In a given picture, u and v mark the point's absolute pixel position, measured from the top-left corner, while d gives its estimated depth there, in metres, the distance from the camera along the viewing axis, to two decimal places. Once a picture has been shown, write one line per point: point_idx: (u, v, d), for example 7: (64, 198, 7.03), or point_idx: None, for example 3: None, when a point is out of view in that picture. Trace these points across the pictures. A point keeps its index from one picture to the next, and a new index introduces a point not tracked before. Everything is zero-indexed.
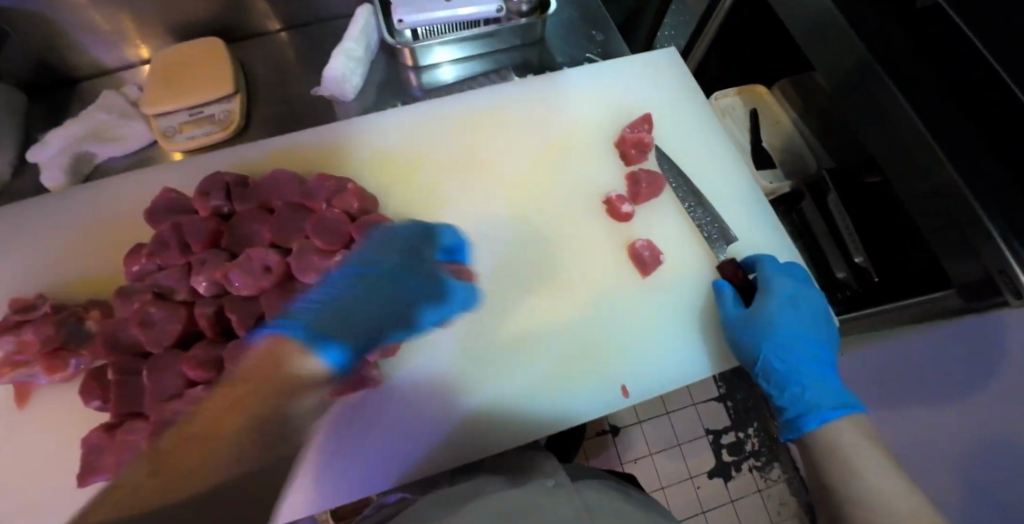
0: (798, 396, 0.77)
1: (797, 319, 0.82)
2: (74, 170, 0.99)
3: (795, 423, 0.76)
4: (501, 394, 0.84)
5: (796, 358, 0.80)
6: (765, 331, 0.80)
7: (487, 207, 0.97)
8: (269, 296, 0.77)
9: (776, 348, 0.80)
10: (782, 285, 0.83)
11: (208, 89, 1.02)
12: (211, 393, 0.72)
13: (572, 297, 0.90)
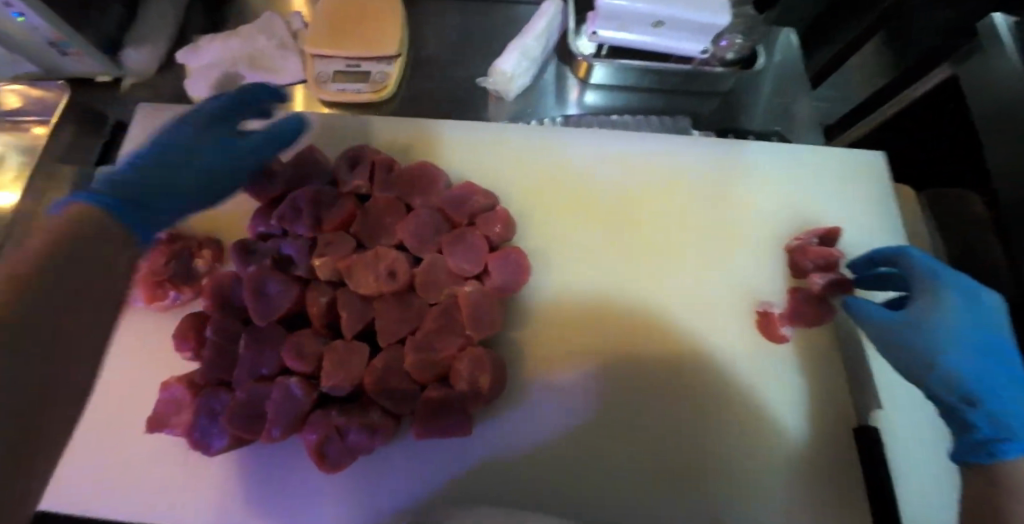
0: (993, 410, 0.56)
1: (973, 326, 0.63)
2: (221, 87, 0.97)
3: (990, 447, 0.53)
4: (556, 502, 0.68)
5: (983, 366, 0.60)
6: (935, 333, 0.62)
7: (618, 272, 0.81)
8: (385, 303, 0.71)
9: (948, 348, 0.61)
10: (951, 281, 0.65)
11: (373, 45, 0.95)
12: (303, 389, 0.67)
13: (682, 417, 0.73)
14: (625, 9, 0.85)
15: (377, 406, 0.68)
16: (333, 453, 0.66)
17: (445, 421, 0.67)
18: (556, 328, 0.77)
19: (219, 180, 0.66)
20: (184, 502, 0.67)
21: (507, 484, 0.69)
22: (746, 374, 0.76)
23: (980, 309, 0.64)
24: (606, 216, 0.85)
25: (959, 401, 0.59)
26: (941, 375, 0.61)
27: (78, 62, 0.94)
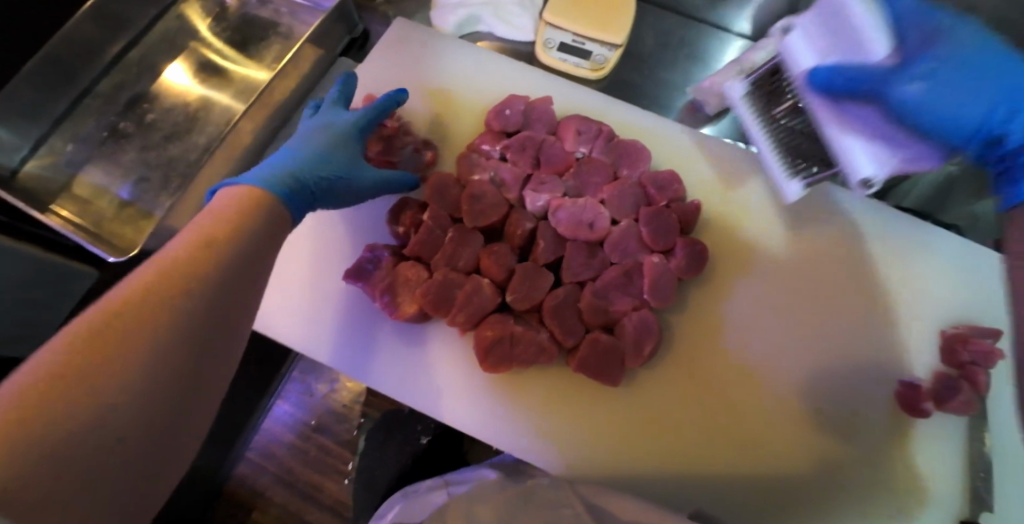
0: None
1: (976, 43, 0.55)
2: (460, 25, 1.09)
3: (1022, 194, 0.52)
4: (656, 471, 0.76)
5: (971, 96, 0.54)
6: (918, 95, 0.54)
7: (781, 306, 0.84)
8: (577, 247, 0.78)
9: (960, 97, 0.54)
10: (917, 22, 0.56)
11: (604, 32, 1.03)
12: (490, 291, 0.75)
13: (789, 445, 0.78)
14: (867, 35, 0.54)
15: (548, 329, 0.75)
16: (496, 355, 0.73)
17: (604, 364, 0.73)
18: (708, 335, 0.81)
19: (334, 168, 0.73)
20: (361, 355, 0.77)
21: (626, 445, 0.76)
22: (864, 434, 0.79)
23: (981, 44, 0.55)
24: (783, 249, 0.88)
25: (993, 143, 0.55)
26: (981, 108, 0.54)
27: None
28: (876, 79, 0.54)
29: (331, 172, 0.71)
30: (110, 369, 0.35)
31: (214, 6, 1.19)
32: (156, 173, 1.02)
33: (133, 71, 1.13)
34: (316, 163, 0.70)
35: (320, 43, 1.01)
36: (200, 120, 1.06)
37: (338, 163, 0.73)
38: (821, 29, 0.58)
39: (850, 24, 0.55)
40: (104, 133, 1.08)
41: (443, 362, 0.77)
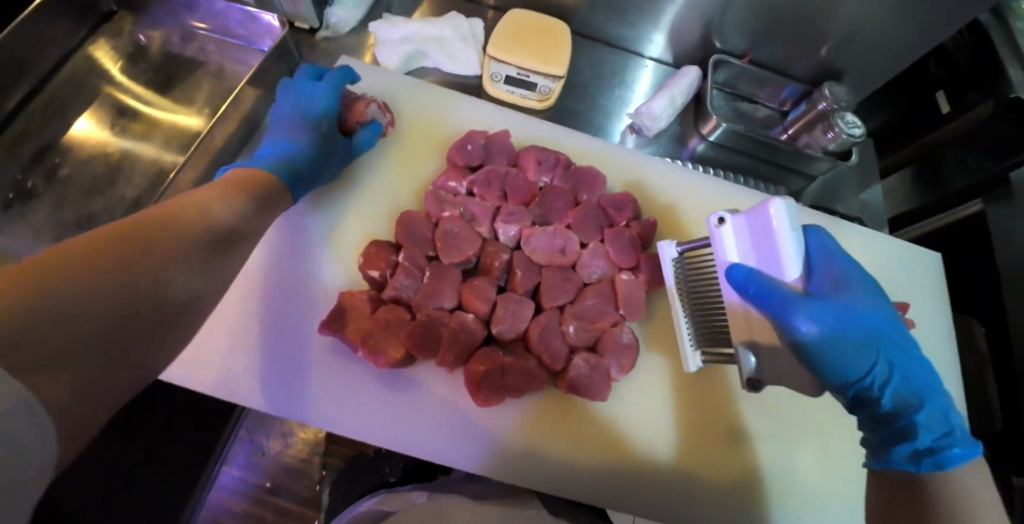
0: (920, 413, 0.57)
1: (867, 305, 0.60)
2: (405, 61, 1.11)
3: (930, 455, 0.54)
4: (643, 476, 0.79)
5: (868, 346, 0.58)
6: (809, 338, 0.53)
7: None
8: (552, 272, 0.82)
9: (842, 353, 0.55)
10: (831, 265, 0.60)
11: (547, 63, 1.09)
12: (475, 325, 0.76)
13: (755, 433, 0.85)
14: (793, 249, 0.53)
15: (535, 355, 0.77)
16: (488, 387, 0.73)
17: (592, 383, 0.76)
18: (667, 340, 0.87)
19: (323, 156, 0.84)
20: (338, 406, 0.76)
21: (611, 456, 0.79)
22: (813, 411, 0.88)
23: (875, 297, 0.62)
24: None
25: (864, 397, 0.61)
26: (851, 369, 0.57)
27: (290, 7, 1.03)
28: (784, 306, 0.53)
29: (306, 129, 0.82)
30: (64, 277, 0.38)
31: (132, 45, 1.10)
32: (77, 233, 0.91)
33: (37, 120, 1.02)
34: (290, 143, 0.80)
35: (259, 84, 0.96)
36: (126, 170, 0.97)
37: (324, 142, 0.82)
38: (753, 235, 0.55)
39: (775, 239, 0.53)
40: (5, 191, 0.95)
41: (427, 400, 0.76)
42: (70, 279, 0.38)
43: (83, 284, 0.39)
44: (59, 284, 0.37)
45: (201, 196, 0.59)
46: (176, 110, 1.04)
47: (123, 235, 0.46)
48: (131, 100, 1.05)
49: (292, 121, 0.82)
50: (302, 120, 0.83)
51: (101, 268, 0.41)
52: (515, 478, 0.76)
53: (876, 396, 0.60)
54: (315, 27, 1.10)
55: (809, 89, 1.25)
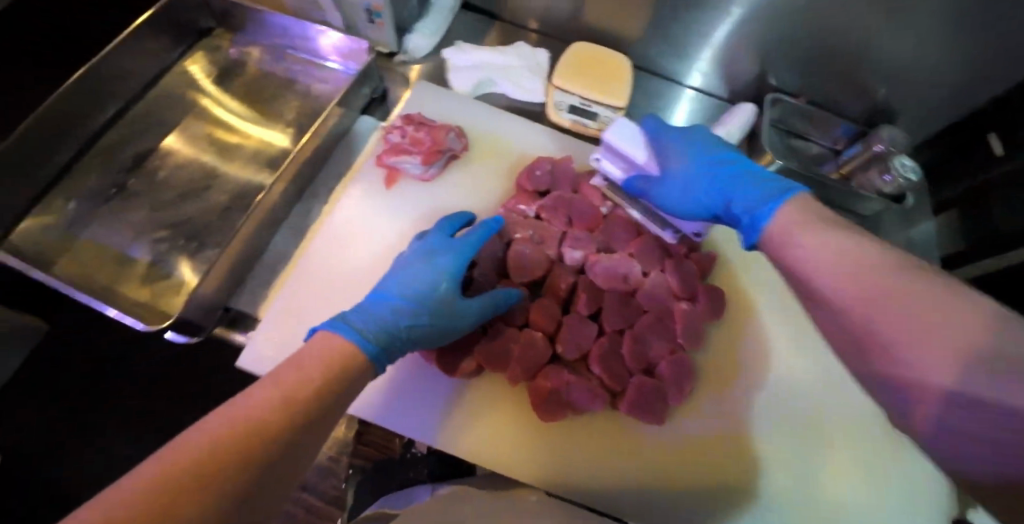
0: (737, 208, 0.73)
1: (693, 159, 0.81)
2: (475, 86, 1.19)
3: (753, 227, 0.69)
4: (691, 506, 0.81)
5: (705, 184, 0.79)
6: (653, 197, 0.85)
7: (787, 343, 0.93)
8: (614, 297, 0.85)
9: (682, 193, 0.82)
10: (663, 140, 0.85)
11: (609, 94, 1.13)
12: (542, 343, 0.80)
13: (803, 472, 0.85)
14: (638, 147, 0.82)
15: (596, 377, 0.81)
16: (552, 403, 0.77)
17: (650, 408, 0.79)
18: (713, 371, 0.90)
19: (435, 321, 0.73)
20: (396, 409, 0.79)
21: (662, 484, 0.81)
22: (862, 454, 0.88)
23: (698, 143, 0.83)
24: (771, 290, 0.96)
25: (727, 221, 0.78)
26: (698, 202, 0.80)
27: (375, 32, 1.13)
28: (647, 182, 0.84)
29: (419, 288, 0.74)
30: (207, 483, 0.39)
31: (224, 60, 1.19)
32: (172, 233, 0.99)
33: (139, 125, 1.11)
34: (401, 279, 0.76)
35: (345, 104, 1.04)
36: (217, 176, 1.06)
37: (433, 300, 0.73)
38: (611, 155, 0.84)
39: (617, 147, 0.83)
40: (109, 190, 1.04)
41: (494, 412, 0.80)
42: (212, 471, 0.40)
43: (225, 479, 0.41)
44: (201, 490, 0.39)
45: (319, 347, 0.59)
46: (261, 120, 1.12)
47: (268, 415, 0.47)
48: (221, 110, 1.14)
49: (431, 292, 0.74)
50: (429, 263, 0.78)
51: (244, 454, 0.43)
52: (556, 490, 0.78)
53: (736, 217, 0.74)
54: (392, 51, 1.19)
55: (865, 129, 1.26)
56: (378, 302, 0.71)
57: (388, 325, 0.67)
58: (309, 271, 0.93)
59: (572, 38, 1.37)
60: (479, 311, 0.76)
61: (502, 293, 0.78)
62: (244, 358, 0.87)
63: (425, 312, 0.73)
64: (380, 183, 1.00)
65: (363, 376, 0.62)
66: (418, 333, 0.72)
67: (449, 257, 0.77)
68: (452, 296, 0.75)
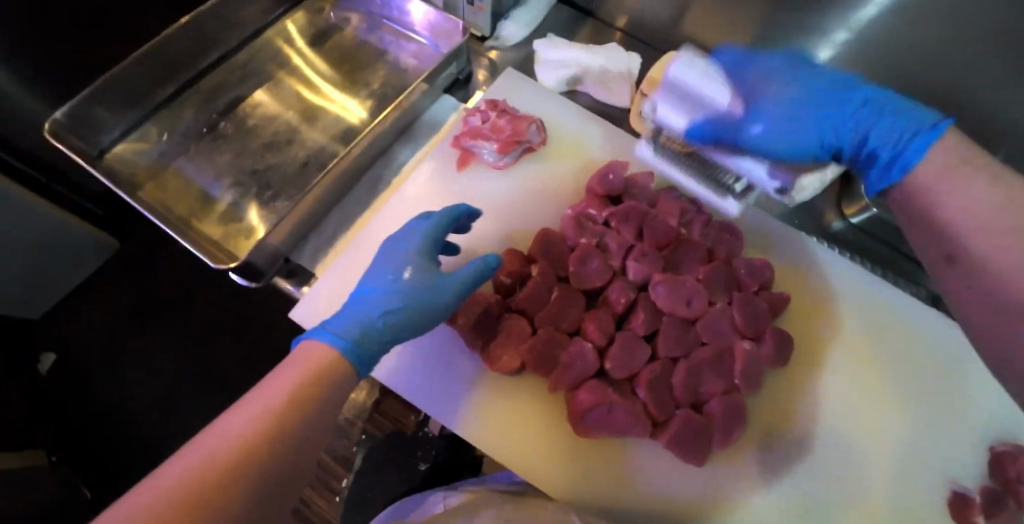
0: (872, 142, 0.70)
1: (821, 82, 0.77)
2: (562, 82, 1.16)
3: (894, 165, 0.65)
4: None
5: (823, 116, 0.75)
6: (757, 135, 0.77)
7: (850, 406, 0.85)
8: (672, 322, 0.81)
9: (785, 134, 0.76)
10: (756, 69, 0.81)
11: None
12: (591, 355, 0.77)
13: None
14: (709, 82, 0.78)
15: (641, 402, 0.77)
16: (590, 419, 0.74)
17: (692, 445, 0.74)
18: (773, 422, 0.84)
19: (415, 304, 0.72)
20: (432, 389, 0.80)
21: None
22: None
23: (806, 75, 0.78)
24: (842, 347, 0.89)
25: (836, 152, 0.78)
26: (796, 136, 0.76)
27: (471, 13, 1.13)
28: (732, 128, 0.77)
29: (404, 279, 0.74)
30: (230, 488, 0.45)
31: (324, 23, 1.22)
32: (249, 179, 1.03)
33: (237, 72, 1.16)
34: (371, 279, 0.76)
35: (431, 82, 1.03)
36: (299, 133, 1.08)
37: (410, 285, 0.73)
38: (675, 101, 0.80)
39: (691, 89, 0.78)
40: (200, 128, 1.09)
41: (513, 409, 0.79)
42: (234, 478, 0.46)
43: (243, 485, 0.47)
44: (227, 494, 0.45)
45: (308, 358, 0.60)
46: (347, 85, 1.14)
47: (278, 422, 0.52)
48: (314, 71, 1.16)
49: (412, 279, 0.74)
50: (408, 255, 0.77)
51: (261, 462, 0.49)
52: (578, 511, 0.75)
53: (843, 150, 0.76)
54: (484, 36, 1.19)
55: None
56: (358, 305, 0.71)
57: (362, 324, 0.68)
58: (372, 239, 0.94)
59: (668, 48, 1.31)
60: (458, 284, 0.75)
61: (484, 259, 0.76)
62: (297, 311, 0.89)
63: (401, 297, 0.72)
64: (452, 163, 1.00)
65: (340, 369, 0.61)
66: (399, 321, 0.71)
67: (412, 242, 0.78)
68: (426, 276, 0.74)
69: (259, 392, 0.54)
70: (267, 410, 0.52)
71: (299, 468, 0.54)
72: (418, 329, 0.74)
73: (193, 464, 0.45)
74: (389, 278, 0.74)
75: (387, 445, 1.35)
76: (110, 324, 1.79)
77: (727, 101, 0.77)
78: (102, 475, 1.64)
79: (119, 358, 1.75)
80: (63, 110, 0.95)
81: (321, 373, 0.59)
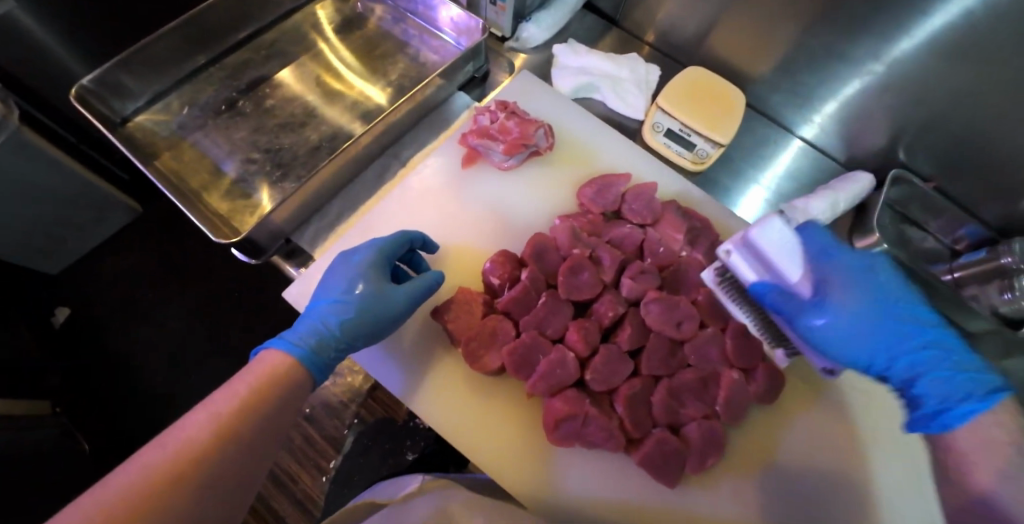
0: (920, 388, 0.63)
1: (871, 298, 0.67)
2: (579, 89, 1.16)
3: (938, 418, 0.60)
4: None
5: (884, 339, 0.66)
6: (832, 329, 0.66)
7: (836, 446, 0.83)
8: (660, 340, 0.80)
9: (852, 340, 0.66)
10: (837, 262, 0.68)
11: (714, 126, 1.05)
12: (573, 365, 0.76)
13: None
14: (789, 257, 0.59)
15: (619, 417, 0.77)
16: (565, 429, 0.74)
17: (665, 467, 0.74)
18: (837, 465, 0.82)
19: (367, 315, 0.77)
20: (413, 378, 0.81)
21: None
22: None
23: (876, 283, 0.68)
24: (838, 384, 0.86)
25: (883, 376, 0.69)
26: (858, 355, 0.67)
27: (494, 13, 1.13)
28: (795, 308, 0.64)
29: (357, 291, 0.78)
30: (177, 484, 0.53)
31: (350, 12, 1.23)
32: (262, 157, 1.05)
33: (261, 53, 1.18)
34: (327, 290, 0.81)
35: (447, 76, 1.04)
36: (314, 117, 1.10)
37: (361, 299, 0.77)
38: (748, 252, 0.63)
39: (762, 250, 0.60)
40: (221, 105, 1.12)
41: (483, 401, 0.79)
42: (177, 475, 0.53)
43: (189, 484, 0.54)
44: (173, 489, 0.52)
45: (263, 369, 0.67)
46: (366, 73, 1.16)
47: (220, 428, 0.58)
48: (335, 57, 1.18)
49: (363, 292, 0.77)
50: (359, 269, 0.80)
51: (208, 459, 0.56)
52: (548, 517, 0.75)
53: (890, 379, 0.68)
54: (505, 36, 1.19)
55: (994, 237, 1.09)
56: (314, 318, 0.76)
57: (318, 337, 0.74)
58: (371, 229, 0.95)
59: (691, 63, 1.30)
60: (407, 297, 0.79)
61: (435, 276, 0.81)
62: (289, 290, 0.91)
63: (353, 310, 0.76)
64: (459, 159, 1.00)
65: (296, 377, 0.69)
66: (353, 329, 0.76)
67: (365, 255, 0.81)
68: (378, 288, 0.78)
69: (216, 399, 0.61)
70: (218, 413, 0.59)
71: (249, 458, 0.61)
72: (372, 336, 0.79)
73: (147, 463, 0.52)
74: (341, 291, 0.78)
75: (375, 431, 1.37)
76: (124, 285, 1.85)
77: (798, 276, 0.59)
78: (100, 429, 1.69)
79: (128, 318, 1.82)
80: (89, 76, 0.98)
81: (271, 378, 0.67)
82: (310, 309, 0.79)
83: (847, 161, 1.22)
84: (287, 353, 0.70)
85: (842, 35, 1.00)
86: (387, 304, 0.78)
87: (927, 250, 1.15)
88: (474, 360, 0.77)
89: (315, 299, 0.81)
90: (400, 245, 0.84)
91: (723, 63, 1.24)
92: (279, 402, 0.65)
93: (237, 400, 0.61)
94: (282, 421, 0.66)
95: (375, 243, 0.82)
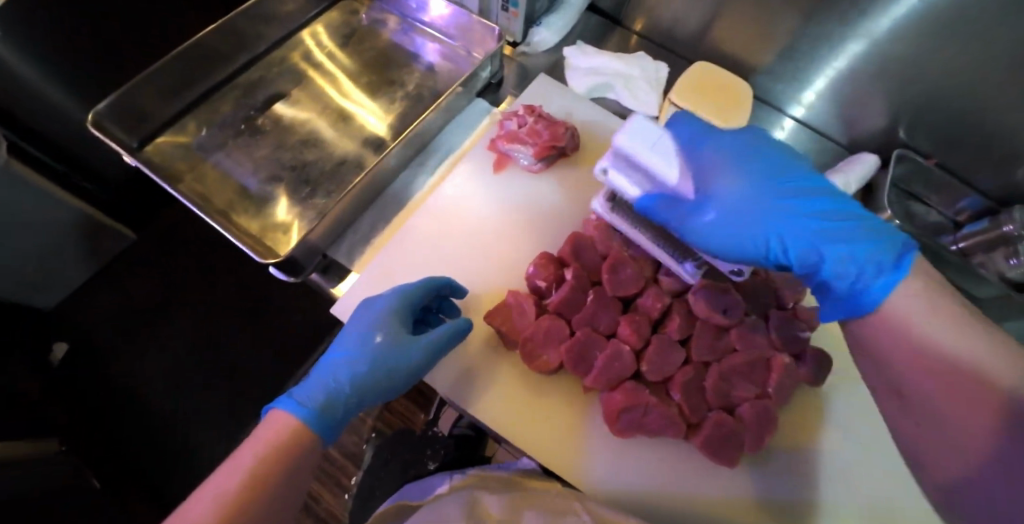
0: (827, 272, 0.70)
1: (752, 183, 0.75)
2: (592, 89, 1.19)
3: (860, 300, 0.67)
4: None
5: (773, 221, 0.73)
6: (713, 222, 0.75)
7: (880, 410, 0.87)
8: (706, 327, 0.83)
9: (745, 226, 0.74)
10: (710, 150, 0.78)
11: (726, 118, 1.09)
12: (628, 356, 0.79)
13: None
14: (659, 157, 0.67)
15: (676, 404, 0.80)
16: (628, 419, 0.76)
17: (726, 447, 0.77)
18: None
19: (382, 368, 0.76)
20: (470, 383, 0.82)
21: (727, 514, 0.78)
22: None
23: (767, 157, 0.76)
24: None
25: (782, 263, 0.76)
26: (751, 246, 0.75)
27: (505, 19, 1.15)
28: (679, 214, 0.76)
29: (374, 345, 0.76)
30: None
31: (359, 24, 1.24)
32: (287, 174, 1.04)
33: (273, 69, 1.18)
34: (346, 341, 0.79)
35: (466, 84, 1.05)
36: (334, 131, 1.10)
37: (377, 353, 0.76)
38: (621, 167, 0.73)
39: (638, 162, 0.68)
40: (239, 123, 1.11)
41: (541, 403, 0.81)
42: None
43: None
44: None
45: (270, 428, 0.65)
46: (382, 84, 1.16)
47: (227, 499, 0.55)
48: (347, 71, 1.18)
49: (379, 348, 0.76)
50: (378, 320, 0.78)
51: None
52: (622, 505, 0.76)
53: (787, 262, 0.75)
54: (516, 41, 1.21)
55: (994, 207, 1.15)
56: (328, 373, 0.75)
57: (325, 395, 0.72)
58: (408, 238, 0.96)
59: (693, 58, 1.34)
60: (426, 350, 0.77)
61: (460, 321, 0.78)
62: (336, 305, 0.92)
63: (369, 365, 0.75)
64: (487, 164, 1.02)
65: (303, 439, 0.66)
66: (366, 384, 0.75)
67: (386, 302, 0.80)
68: (397, 340, 0.77)
69: (223, 470, 0.59)
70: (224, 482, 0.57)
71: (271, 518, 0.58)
72: (386, 390, 0.77)
73: None
74: (358, 345, 0.77)
75: (394, 443, 1.35)
76: (127, 314, 1.80)
77: (676, 177, 0.68)
78: (112, 467, 1.62)
79: (135, 346, 1.76)
80: (104, 102, 0.97)
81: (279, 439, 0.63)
82: (325, 362, 0.78)
83: (849, 144, 1.26)
84: (293, 411, 0.68)
85: (842, 24, 1.04)
86: (402, 359, 0.76)
87: (932, 224, 1.20)
88: (530, 359, 0.79)
89: (331, 350, 0.80)
90: (422, 295, 0.82)
91: (725, 55, 1.28)
92: (290, 459, 0.63)
93: (243, 474, 0.57)
94: (297, 478, 0.63)
95: (397, 290, 0.82)
